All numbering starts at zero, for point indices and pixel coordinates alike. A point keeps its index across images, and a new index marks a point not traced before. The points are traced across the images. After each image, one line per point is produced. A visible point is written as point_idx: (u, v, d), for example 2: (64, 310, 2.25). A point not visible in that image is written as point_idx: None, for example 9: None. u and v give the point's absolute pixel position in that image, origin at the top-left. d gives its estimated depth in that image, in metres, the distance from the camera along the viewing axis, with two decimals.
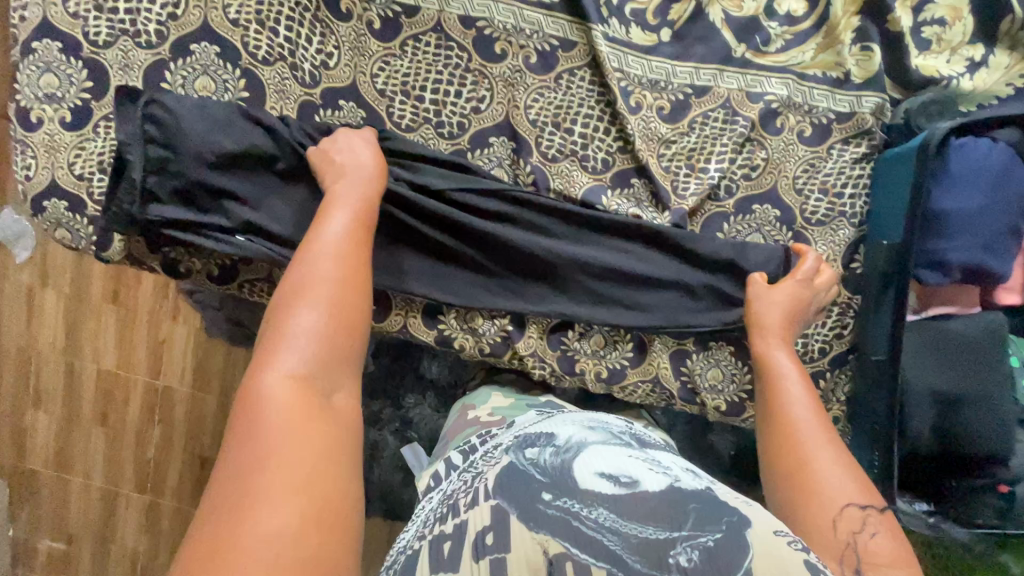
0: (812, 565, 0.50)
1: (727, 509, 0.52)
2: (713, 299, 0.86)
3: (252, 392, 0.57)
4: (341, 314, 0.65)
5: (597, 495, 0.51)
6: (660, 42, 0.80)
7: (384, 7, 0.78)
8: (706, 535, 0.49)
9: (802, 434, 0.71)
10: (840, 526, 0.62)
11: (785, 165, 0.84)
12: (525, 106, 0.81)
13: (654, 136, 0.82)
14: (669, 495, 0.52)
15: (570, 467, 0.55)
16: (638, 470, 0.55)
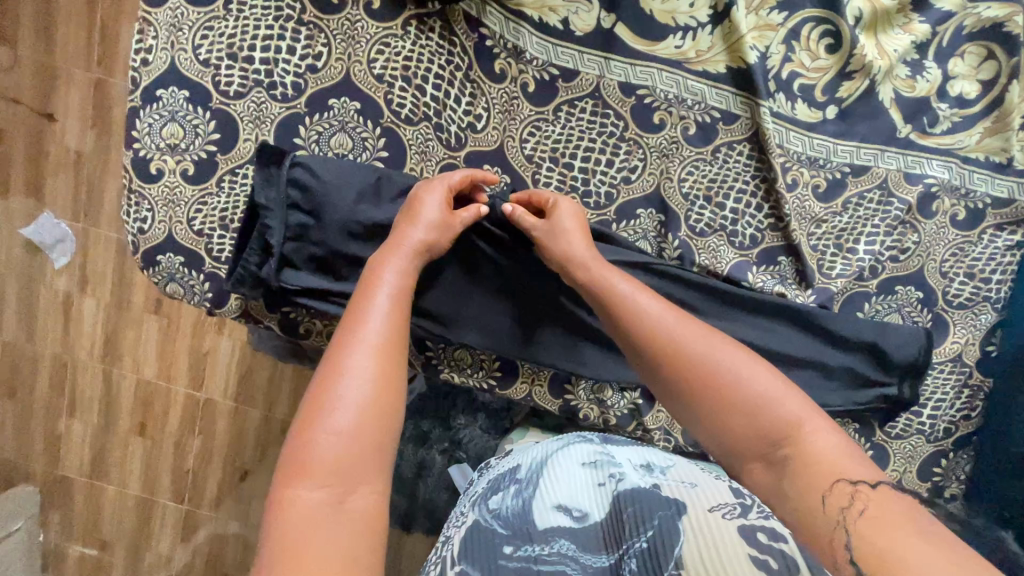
0: (749, 528, 0.57)
1: (663, 505, 0.62)
2: (847, 379, 0.81)
3: (279, 508, 0.48)
4: (372, 406, 0.52)
5: (553, 531, 0.62)
6: (825, 119, 0.76)
7: (540, 69, 0.73)
8: (641, 537, 0.59)
9: (687, 351, 0.60)
10: (828, 501, 0.48)
11: (934, 249, 0.82)
12: (678, 179, 0.78)
13: (808, 215, 0.80)
14: (612, 513, 0.64)
15: (528, 508, 0.65)
16: (586, 494, 0.66)
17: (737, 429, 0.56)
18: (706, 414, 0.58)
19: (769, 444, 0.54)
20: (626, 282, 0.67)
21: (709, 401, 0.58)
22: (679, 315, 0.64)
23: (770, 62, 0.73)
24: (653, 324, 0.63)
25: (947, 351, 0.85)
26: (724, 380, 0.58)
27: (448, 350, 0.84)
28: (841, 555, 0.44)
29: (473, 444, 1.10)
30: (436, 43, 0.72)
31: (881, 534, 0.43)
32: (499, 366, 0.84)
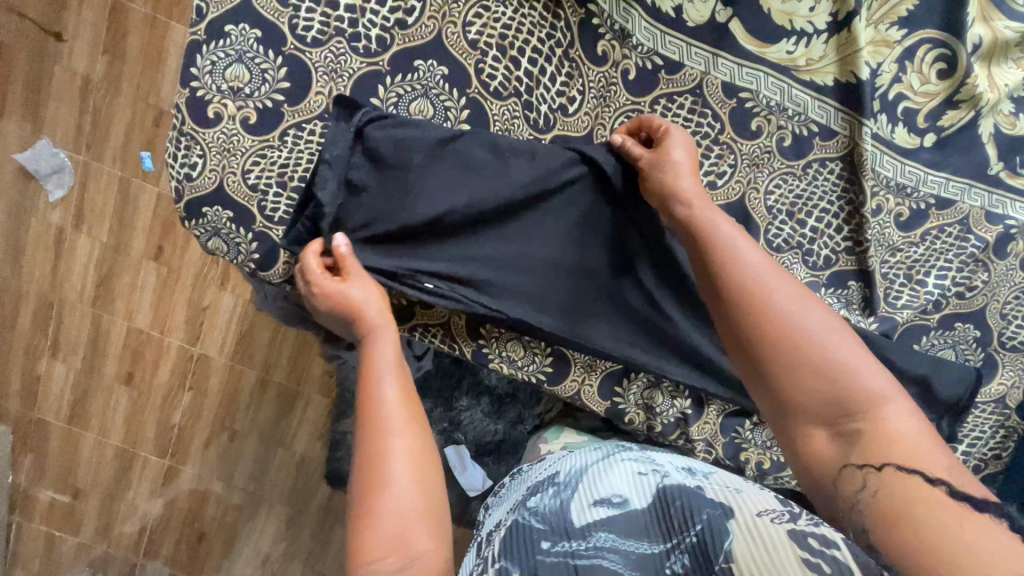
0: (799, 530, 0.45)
1: (710, 500, 0.50)
2: None
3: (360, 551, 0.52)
4: (417, 431, 0.59)
5: (592, 524, 0.51)
6: (922, 146, 0.74)
7: (644, 57, 0.69)
8: (690, 534, 0.48)
9: (774, 302, 0.57)
10: (848, 480, 0.48)
11: (1000, 290, 0.81)
12: (764, 191, 0.75)
13: (885, 242, 0.78)
14: (655, 504, 0.52)
15: (565, 505, 0.54)
16: (620, 483, 0.55)
17: (803, 389, 0.53)
18: (775, 366, 0.55)
19: (832, 411, 0.52)
20: (723, 223, 0.63)
21: (788, 356, 0.54)
22: (775, 269, 0.60)
23: (879, 80, 0.71)
24: (743, 270, 0.59)
25: (992, 392, 0.86)
26: (801, 336, 0.55)
27: (502, 340, 0.80)
28: (857, 527, 0.45)
29: (473, 428, 1.10)
30: (539, 14, 0.67)
31: (894, 517, 0.43)
32: (551, 361, 0.81)
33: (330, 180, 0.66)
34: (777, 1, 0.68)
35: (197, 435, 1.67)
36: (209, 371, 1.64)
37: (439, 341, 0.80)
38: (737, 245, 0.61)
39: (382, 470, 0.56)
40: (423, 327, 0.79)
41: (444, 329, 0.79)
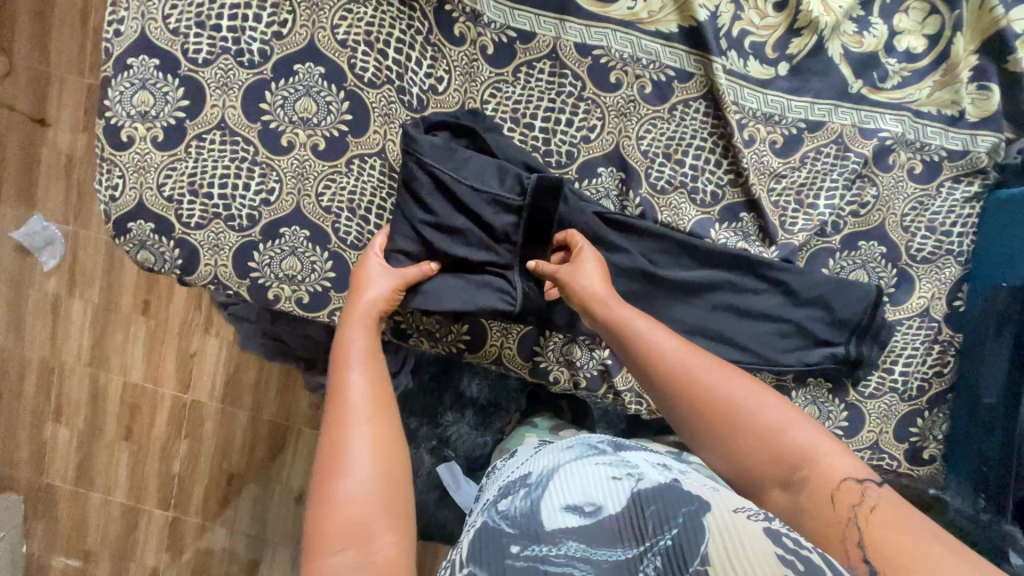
0: (774, 532, 0.51)
1: (685, 499, 0.55)
2: (803, 339, 0.84)
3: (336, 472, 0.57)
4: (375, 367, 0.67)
5: (562, 531, 0.53)
6: (778, 75, 0.78)
7: (499, 32, 0.76)
8: (665, 536, 0.52)
9: (707, 388, 0.62)
10: (838, 497, 0.54)
11: (894, 203, 0.83)
12: (636, 137, 0.79)
13: (767, 170, 0.81)
14: (628, 505, 0.55)
15: (535, 508, 0.57)
16: (600, 491, 0.57)
17: (759, 458, 0.58)
18: (722, 441, 0.60)
19: (792, 471, 0.56)
20: (641, 320, 0.70)
21: (727, 429, 0.60)
22: (692, 349, 0.67)
23: (720, 21, 0.76)
24: (680, 370, 0.64)
25: (913, 306, 0.86)
26: (732, 407, 0.60)
27: (417, 314, 0.84)
28: (855, 556, 0.50)
29: (463, 443, 1.06)
30: (397, 8, 0.76)
31: (880, 540, 0.49)
32: (467, 329, 0.84)
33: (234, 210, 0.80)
34: None
35: (196, 481, 1.70)
36: (202, 417, 1.70)
37: None
38: (653, 340, 0.68)
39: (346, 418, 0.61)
40: (341, 309, 0.82)
41: None
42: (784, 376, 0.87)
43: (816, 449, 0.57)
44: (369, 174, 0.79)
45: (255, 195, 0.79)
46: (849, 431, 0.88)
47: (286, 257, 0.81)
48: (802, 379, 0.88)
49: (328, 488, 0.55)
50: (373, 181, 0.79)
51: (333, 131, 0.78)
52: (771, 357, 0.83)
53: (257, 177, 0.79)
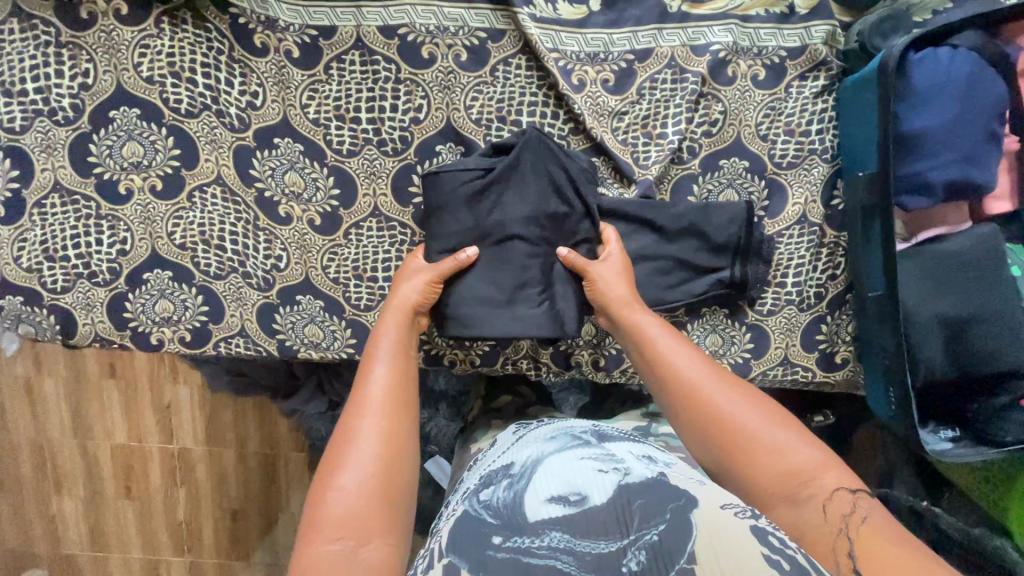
0: (761, 529, 0.50)
1: (674, 494, 0.52)
2: (685, 272, 0.82)
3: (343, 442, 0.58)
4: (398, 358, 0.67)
5: (545, 524, 0.51)
6: (591, 12, 0.76)
7: (299, 33, 0.75)
8: (651, 531, 0.49)
9: (715, 403, 0.60)
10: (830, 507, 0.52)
11: (745, 114, 0.80)
12: (465, 107, 0.78)
13: (605, 110, 0.79)
14: (617, 498, 0.52)
15: (519, 499, 0.54)
16: (582, 479, 0.55)
17: (773, 477, 0.55)
18: (736, 458, 0.57)
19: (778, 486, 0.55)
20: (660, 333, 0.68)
21: (737, 443, 0.58)
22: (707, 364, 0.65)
23: None
24: (683, 377, 0.63)
25: (790, 215, 0.83)
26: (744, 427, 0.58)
27: (298, 327, 0.84)
28: (844, 565, 0.48)
29: None
30: (192, 32, 0.74)
31: (871, 546, 0.48)
32: (352, 333, 0.84)
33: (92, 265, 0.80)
34: None
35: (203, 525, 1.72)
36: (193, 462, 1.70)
37: (246, 349, 0.84)
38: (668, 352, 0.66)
39: (361, 411, 0.61)
40: (226, 340, 0.84)
41: (244, 335, 0.84)
42: (676, 311, 0.86)
43: (804, 461, 0.55)
44: (212, 204, 0.79)
45: (109, 246, 0.80)
46: (754, 352, 0.87)
47: (158, 300, 0.82)
48: (697, 310, 0.87)
49: (330, 481, 0.54)
50: (218, 209, 0.80)
51: (166, 168, 0.78)
52: (653, 296, 0.82)
53: (106, 230, 0.79)
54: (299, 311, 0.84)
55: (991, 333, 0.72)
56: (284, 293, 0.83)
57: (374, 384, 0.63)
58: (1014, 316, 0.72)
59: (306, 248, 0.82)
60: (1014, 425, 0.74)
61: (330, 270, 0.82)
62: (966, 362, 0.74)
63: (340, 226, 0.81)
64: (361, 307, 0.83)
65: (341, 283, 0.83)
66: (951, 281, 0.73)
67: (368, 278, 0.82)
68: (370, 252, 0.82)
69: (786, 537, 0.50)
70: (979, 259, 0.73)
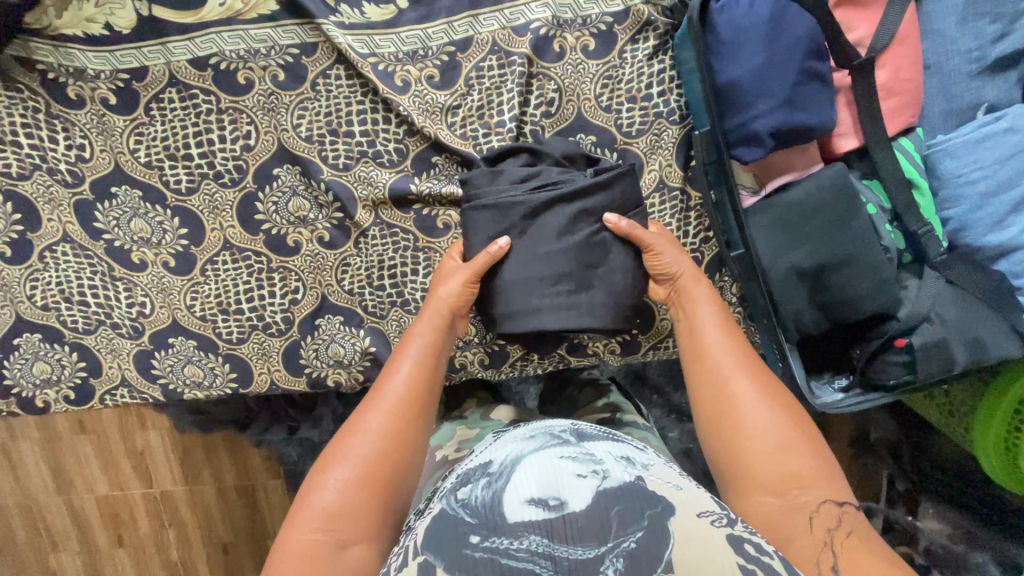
0: (738, 539, 0.48)
1: (652, 500, 0.50)
2: None
3: (357, 423, 0.61)
4: (426, 366, 0.66)
5: (523, 526, 0.48)
6: (400, 10, 0.74)
7: (111, 79, 0.74)
8: (629, 538, 0.47)
9: (740, 393, 0.59)
10: (817, 520, 0.52)
11: (583, 87, 0.77)
12: (294, 126, 0.76)
13: (435, 107, 0.76)
14: (597, 499, 0.49)
15: (496, 498, 0.51)
16: (559, 477, 0.51)
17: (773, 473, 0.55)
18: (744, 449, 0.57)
19: (770, 486, 0.54)
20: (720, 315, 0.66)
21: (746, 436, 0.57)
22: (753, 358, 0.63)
23: None
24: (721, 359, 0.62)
25: (649, 183, 0.80)
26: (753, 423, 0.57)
27: (177, 369, 0.84)
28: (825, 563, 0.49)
29: None
30: (6, 95, 0.74)
31: (856, 564, 0.48)
32: (232, 367, 0.84)
33: None
34: None
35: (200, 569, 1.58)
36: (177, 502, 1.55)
37: (131, 398, 0.85)
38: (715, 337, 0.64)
39: (379, 398, 0.63)
40: (110, 392, 0.84)
41: (127, 385, 0.84)
42: None
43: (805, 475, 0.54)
44: (64, 262, 0.79)
45: None
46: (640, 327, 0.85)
47: (33, 363, 0.82)
48: None
49: (335, 455, 0.59)
50: (72, 266, 0.79)
51: (11, 234, 0.78)
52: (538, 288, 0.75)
53: None
54: (175, 354, 0.83)
55: (852, 277, 0.69)
56: (156, 338, 0.83)
57: (396, 380, 0.64)
58: (873, 256, 0.69)
59: (167, 291, 0.81)
60: (893, 366, 0.71)
61: (196, 308, 0.82)
62: (833, 308, 0.71)
63: (195, 264, 0.81)
64: (233, 341, 0.83)
65: (209, 320, 0.82)
66: (803, 228, 0.70)
67: (234, 312, 0.82)
68: (232, 285, 0.81)
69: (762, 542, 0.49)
70: (831, 203, 0.69)
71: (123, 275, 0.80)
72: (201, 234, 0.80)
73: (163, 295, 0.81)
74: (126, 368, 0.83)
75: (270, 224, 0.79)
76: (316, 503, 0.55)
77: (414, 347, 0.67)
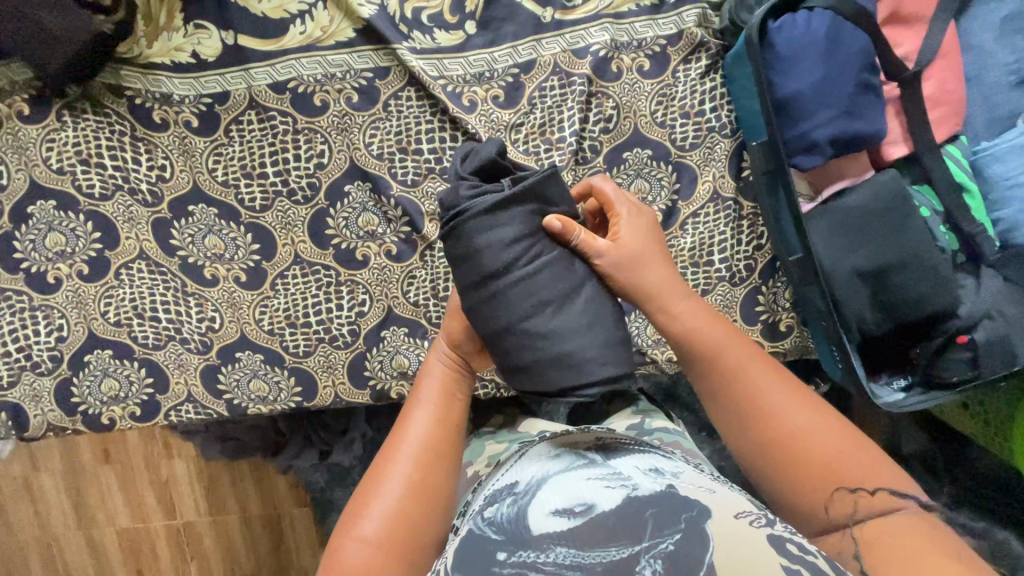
0: (778, 538, 0.49)
1: (684, 504, 0.51)
2: None
3: (379, 469, 0.62)
4: (447, 406, 0.66)
5: (551, 537, 0.50)
6: (468, 35, 0.79)
7: (194, 103, 0.78)
8: (666, 540, 0.48)
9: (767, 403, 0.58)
10: (835, 507, 0.53)
11: (639, 105, 0.82)
12: (366, 145, 0.80)
13: (501, 125, 0.80)
14: (626, 508, 0.51)
15: (522, 510, 0.53)
16: (589, 488, 0.53)
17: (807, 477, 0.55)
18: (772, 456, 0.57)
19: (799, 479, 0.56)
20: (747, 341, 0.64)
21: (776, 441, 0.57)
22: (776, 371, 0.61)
23: (390, 9, 0.77)
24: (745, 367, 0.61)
25: (702, 195, 0.84)
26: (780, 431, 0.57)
27: (243, 383, 0.85)
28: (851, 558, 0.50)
29: None
30: (94, 119, 0.77)
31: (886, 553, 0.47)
32: (297, 381, 0.85)
33: (33, 357, 0.82)
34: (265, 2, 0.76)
35: None
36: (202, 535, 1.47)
37: (196, 414, 0.85)
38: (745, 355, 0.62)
39: (401, 441, 0.63)
40: (175, 408, 0.85)
41: (192, 401, 0.85)
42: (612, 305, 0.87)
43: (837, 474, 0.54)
44: (139, 279, 0.81)
45: (48, 335, 0.82)
46: None
47: (102, 380, 0.83)
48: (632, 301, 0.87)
49: (362, 502, 0.59)
50: (146, 282, 0.81)
51: (89, 252, 0.80)
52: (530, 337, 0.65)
53: (42, 320, 0.81)
54: (242, 368, 0.85)
55: (913, 277, 0.72)
56: (224, 352, 0.84)
57: (416, 424, 0.64)
58: (932, 256, 0.72)
59: (237, 306, 0.83)
60: (958, 363, 0.73)
61: (264, 323, 0.84)
62: (895, 308, 0.74)
63: (266, 279, 0.83)
64: (299, 354, 0.85)
65: (276, 334, 0.84)
66: (861, 233, 0.73)
67: (302, 326, 0.84)
68: (301, 299, 0.84)
69: (804, 542, 0.49)
70: (886, 208, 0.72)
71: (195, 291, 0.82)
72: (274, 250, 0.82)
73: (234, 309, 0.83)
74: (193, 384, 0.84)
75: (340, 238, 0.82)
76: (348, 552, 0.56)
77: (430, 387, 0.68)
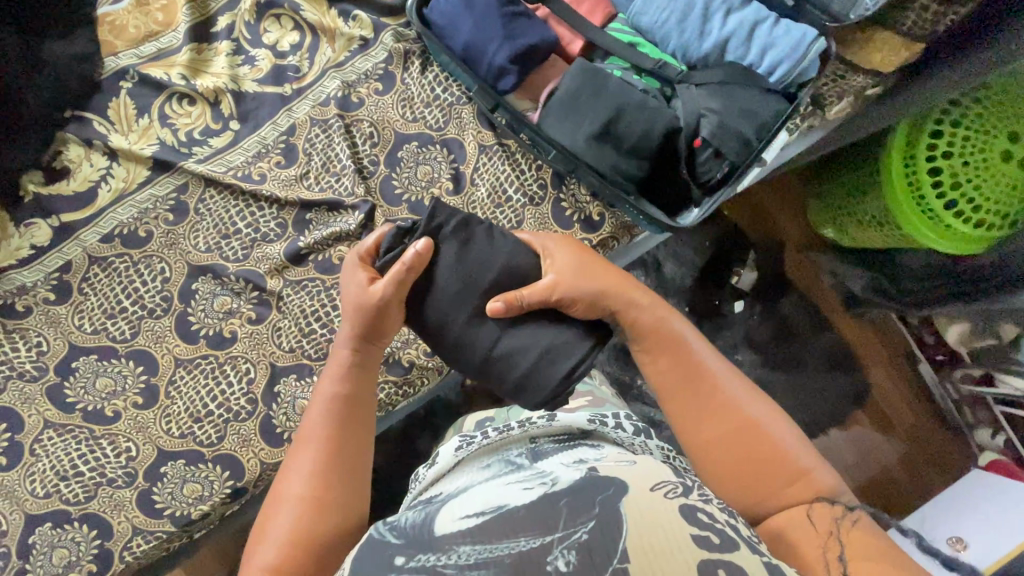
0: (691, 510, 0.46)
1: (602, 485, 0.47)
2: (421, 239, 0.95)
3: (285, 477, 0.64)
4: (349, 401, 0.68)
5: (455, 537, 0.45)
6: (235, 130, 0.98)
7: (46, 282, 0.92)
8: (580, 530, 0.44)
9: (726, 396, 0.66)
10: (814, 514, 0.57)
11: (389, 114, 0.99)
12: (195, 246, 0.95)
13: (290, 180, 0.97)
14: (542, 501, 0.47)
15: (431, 518, 0.49)
16: (505, 492, 0.49)
17: (766, 478, 0.60)
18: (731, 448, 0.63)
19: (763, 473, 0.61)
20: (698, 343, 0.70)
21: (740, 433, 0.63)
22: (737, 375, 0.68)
23: (169, 141, 0.96)
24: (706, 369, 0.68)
25: (474, 150, 0.98)
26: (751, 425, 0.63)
27: (176, 492, 0.89)
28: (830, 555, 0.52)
29: None
30: None
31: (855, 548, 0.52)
32: (222, 467, 0.90)
33: None
34: (74, 183, 0.94)
35: None
36: None
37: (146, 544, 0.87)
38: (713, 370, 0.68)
39: (302, 447, 0.65)
40: (125, 548, 0.87)
41: (136, 533, 0.87)
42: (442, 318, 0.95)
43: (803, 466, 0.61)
44: (51, 446, 0.89)
45: None
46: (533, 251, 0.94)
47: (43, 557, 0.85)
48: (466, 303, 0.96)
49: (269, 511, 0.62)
50: (58, 445, 0.89)
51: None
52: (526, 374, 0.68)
53: None
54: (171, 480, 0.89)
55: (631, 120, 0.86)
56: (148, 474, 0.90)
57: (315, 424, 0.66)
58: (637, 97, 0.86)
59: (143, 427, 0.91)
60: (708, 161, 0.86)
61: (173, 430, 0.91)
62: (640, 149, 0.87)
63: (159, 392, 0.92)
64: (214, 442, 0.91)
65: (188, 434, 0.91)
66: (580, 109, 0.88)
67: (206, 416, 0.92)
68: (194, 394, 0.92)
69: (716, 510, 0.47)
70: (586, 83, 0.88)
71: (103, 433, 0.90)
72: (156, 365, 0.93)
73: (142, 431, 0.91)
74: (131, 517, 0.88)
75: (204, 328, 0.94)
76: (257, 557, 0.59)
77: (332, 385, 0.69)
